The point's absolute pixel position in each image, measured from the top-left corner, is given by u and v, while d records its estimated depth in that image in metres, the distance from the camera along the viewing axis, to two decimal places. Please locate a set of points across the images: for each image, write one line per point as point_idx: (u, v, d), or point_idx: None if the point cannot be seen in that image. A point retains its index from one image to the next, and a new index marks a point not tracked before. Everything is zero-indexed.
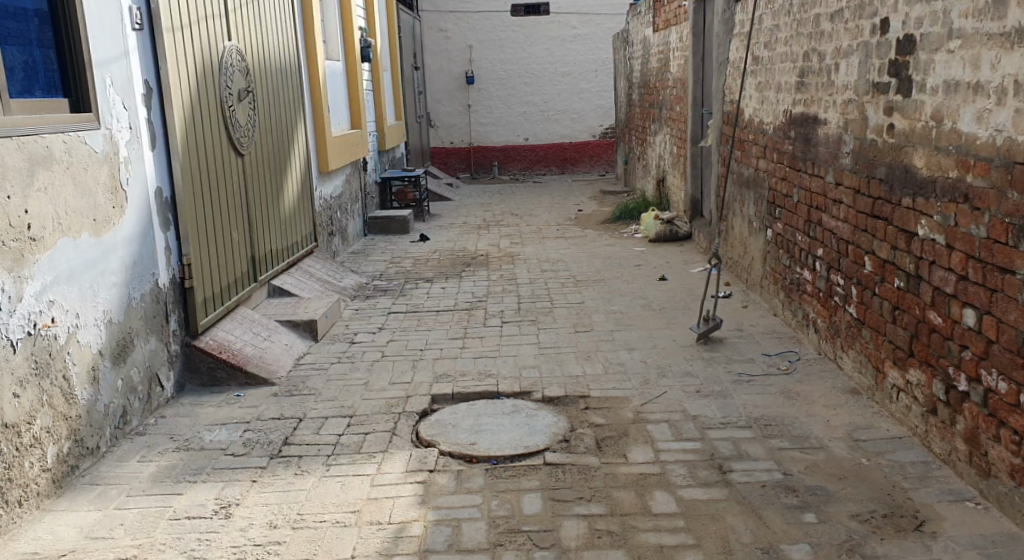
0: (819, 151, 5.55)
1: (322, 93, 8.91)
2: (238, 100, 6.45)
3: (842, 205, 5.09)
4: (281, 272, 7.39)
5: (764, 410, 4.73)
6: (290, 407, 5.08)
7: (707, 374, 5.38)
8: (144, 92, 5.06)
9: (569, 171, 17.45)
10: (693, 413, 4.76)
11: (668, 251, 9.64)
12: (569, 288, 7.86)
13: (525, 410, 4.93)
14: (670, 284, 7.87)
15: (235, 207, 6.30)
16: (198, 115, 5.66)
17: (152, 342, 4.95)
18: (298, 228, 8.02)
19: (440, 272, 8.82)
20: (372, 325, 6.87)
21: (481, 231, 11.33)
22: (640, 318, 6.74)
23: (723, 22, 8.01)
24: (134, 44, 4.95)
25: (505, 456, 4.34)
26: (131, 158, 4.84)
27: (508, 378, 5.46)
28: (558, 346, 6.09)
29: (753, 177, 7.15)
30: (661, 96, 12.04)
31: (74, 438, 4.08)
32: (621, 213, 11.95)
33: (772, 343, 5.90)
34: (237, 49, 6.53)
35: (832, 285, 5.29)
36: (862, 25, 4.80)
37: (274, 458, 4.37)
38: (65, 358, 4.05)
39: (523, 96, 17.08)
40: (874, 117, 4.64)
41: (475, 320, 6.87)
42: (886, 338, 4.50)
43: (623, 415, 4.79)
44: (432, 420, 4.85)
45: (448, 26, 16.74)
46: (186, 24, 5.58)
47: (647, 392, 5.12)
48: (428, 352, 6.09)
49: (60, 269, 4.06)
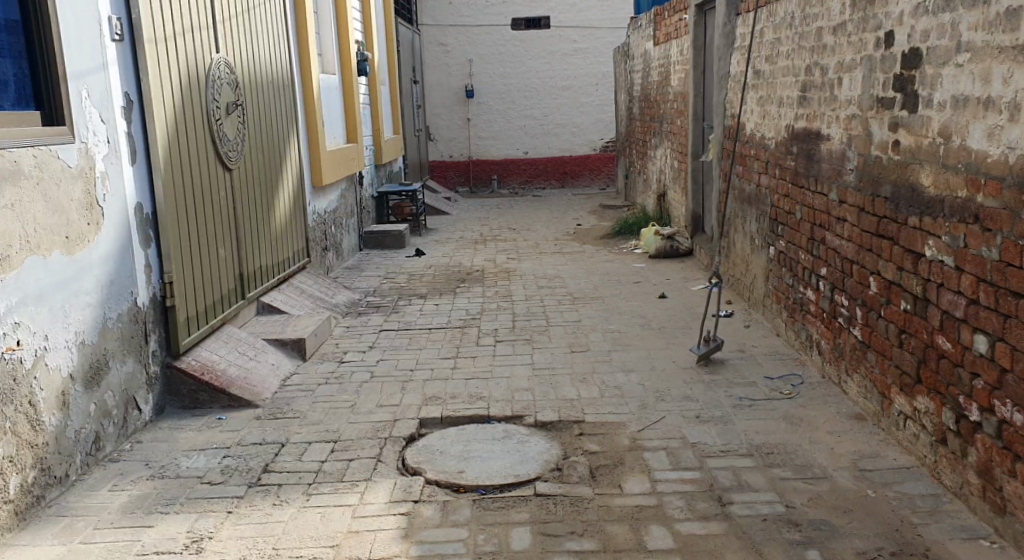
0: (821, 168, 5.38)
1: (316, 106, 8.74)
2: (227, 113, 6.28)
3: (846, 223, 4.91)
4: (271, 289, 7.21)
5: (766, 437, 4.53)
6: (273, 431, 4.89)
7: (707, 398, 5.18)
8: (124, 105, 4.89)
9: (569, 184, 17.29)
10: (692, 440, 4.56)
11: (668, 267, 9.46)
12: (565, 306, 7.67)
13: (516, 436, 4.74)
14: (670, 302, 7.68)
15: (222, 223, 6.12)
16: (182, 130, 5.49)
17: (129, 364, 4.77)
18: (290, 244, 7.85)
19: (434, 288, 8.65)
20: (362, 344, 6.68)
21: (478, 246, 11.16)
22: (638, 338, 6.55)
23: (724, 35, 7.85)
24: (113, 56, 4.78)
25: (493, 486, 4.14)
26: (109, 173, 4.67)
27: (500, 401, 5.26)
28: (552, 367, 5.91)
29: (755, 193, 6.96)
30: (662, 110, 11.87)
31: (40, 467, 3.94)
32: (620, 228, 11.79)
33: (774, 365, 5.71)
34: (227, 62, 6.37)
35: (836, 305, 5.10)
36: (865, 38, 4.63)
37: (253, 487, 4.19)
38: (31, 384, 3.90)
39: (523, 110, 16.95)
40: (878, 133, 4.47)
41: (468, 339, 6.69)
42: (892, 363, 4.30)
43: (619, 442, 4.60)
44: (420, 446, 4.66)
45: (448, 40, 16.61)
46: (171, 36, 5.42)
47: (644, 418, 4.92)
48: (419, 373, 5.90)
49: (27, 289, 3.92)
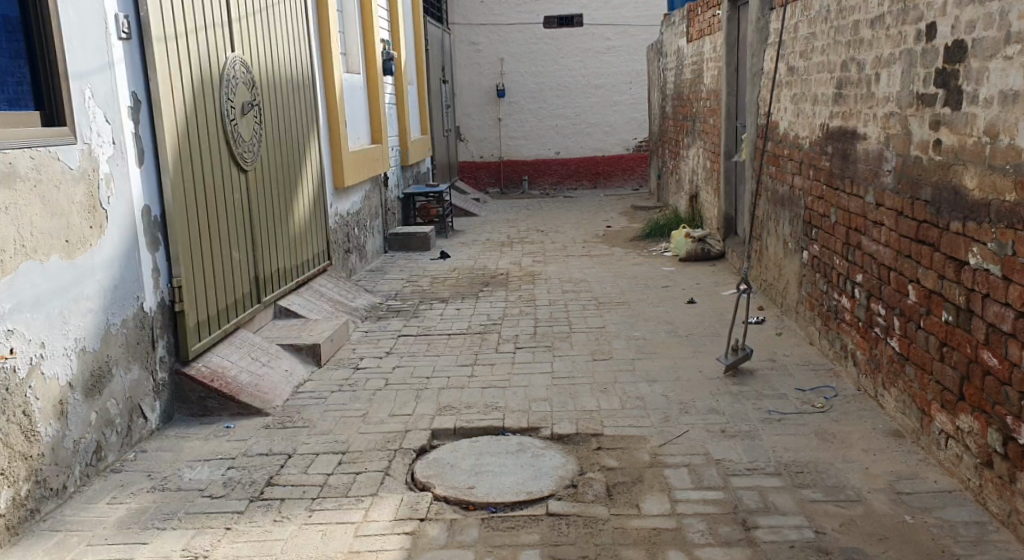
0: (857, 168, 5.11)
1: (339, 106, 8.59)
2: (242, 114, 6.12)
3: (883, 228, 4.65)
4: (289, 292, 7.05)
5: (795, 455, 4.28)
6: (281, 441, 4.72)
7: (734, 411, 4.93)
8: (131, 105, 4.74)
9: (600, 185, 17.03)
10: (716, 457, 4.32)
11: (699, 271, 9.20)
12: (590, 312, 7.44)
13: (531, 449, 4.53)
14: (700, 308, 7.42)
15: (237, 225, 5.96)
16: (194, 130, 5.32)
17: (134, 371, 4.62)
18: (310, 246, 7.68)
19: (457, 292, 8.46)
20: (379, 349, 6.51)
21: (505, 248, 10.97)
22: (664, 346, 6.30)
23: (757, 31, 7.58)
24: (120, 54, 4.62)
25: (504, 504, 3.95)
26: (114, 175, 4.51)
27: (516, 411, 5.06)
28: (574, 376, 5.69)
29: (789, 195, 6.68)
30: (694, 109, 11.58)
31: (35, 480, 3.82)
32: (651, 230, 11.52)
33: (807, 377, 5.43)
34: (243, 61, 6.20)
35: (873, 314, 4.83)
36: (905, 31, 4.36)
37: (254, 502, 4.04)
38: (26, 393, 3.78)
39: (554, 109, 16.72)
40: (918, 132, 4.19)
41: (488, 345, 6.48)
42: (933, 378, 4.03)
43: (639, 458, 4.37)
44: (431, 459, 4.46)
45: (479, 39, 16.45)
46: (183, 34, 5.26)
47: (666, 432, 4.68)
48: (435, 381, 5.71)
49: (23, 296, 3.79)
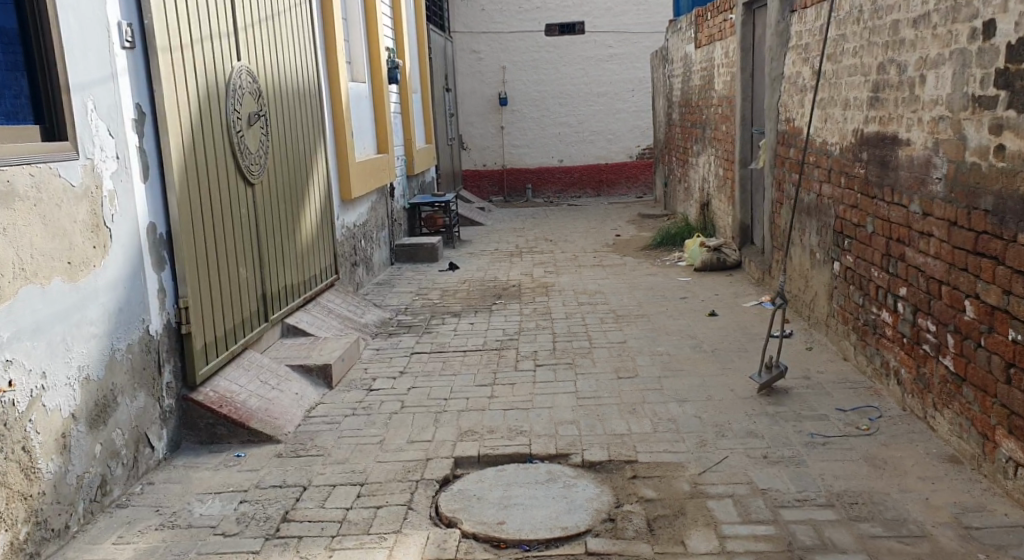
0: (899, 175, 4.85)
1: (344, 115, 8.30)
2: (247, 124, 5.83)
3: (931, 239, 4.43)
4: (296, 309, 6.76)
5: (846, 484, 4.05)
6: (295, 471, 4.44)
7: (774, 434, 4.66)
8: (136, 117, 4.44)
9: (605, 193, 16.78)
10: (761, 487, 4.08)
11: (716, 281, 8.94)
12: (609, 326, 7.17)
13: (562, 479, 4.27)
14: (722, 320, 7.16)
15: (243, 240, 5.68)
16: (199, 143, 5.03)
17: (140, 399, 4.32)
18: (316, 260, 7.39)
19: (468, 306, 8.19)
20: (392, 369, 6.24)
21: (514, 258, 10.70)
22: (690, 362, 6.05)
23: (777, 34, 7.33)
24: (124, 64, 4.33)
25: (538, 541, 3.72)
26: (118, 191, 4.22)
27: (542, 436, 4.79)
28: (599, 396, 5.42)
29: (816, 203, 6.40)
30: (704, 115, 11.32)
31: (35, 521, 3.54)
32: (662, 238, 11.26)
33: (846, 395, 5.16)
34: (248, 70, 5.91)
35: (920, 330, 4.59)
36: (957, 30, 4.19)
37: (270, 541, 3.77)
38: (26, 427, 3.50)
39: (558, 117, 16.48)
40: (975, 138, 4.04)
41: (505, 363, 6.21)
42: (997, 401, 3.88)
43: (678, 488, 4.11)
44: (455, 490, 4.20)
45: (482, 47, 16.20)
46: (187, 42, 4.97)
47: (704, 458, 4.42)
48: (453, 402, 5.45)
49: (23, 323, 3.52)
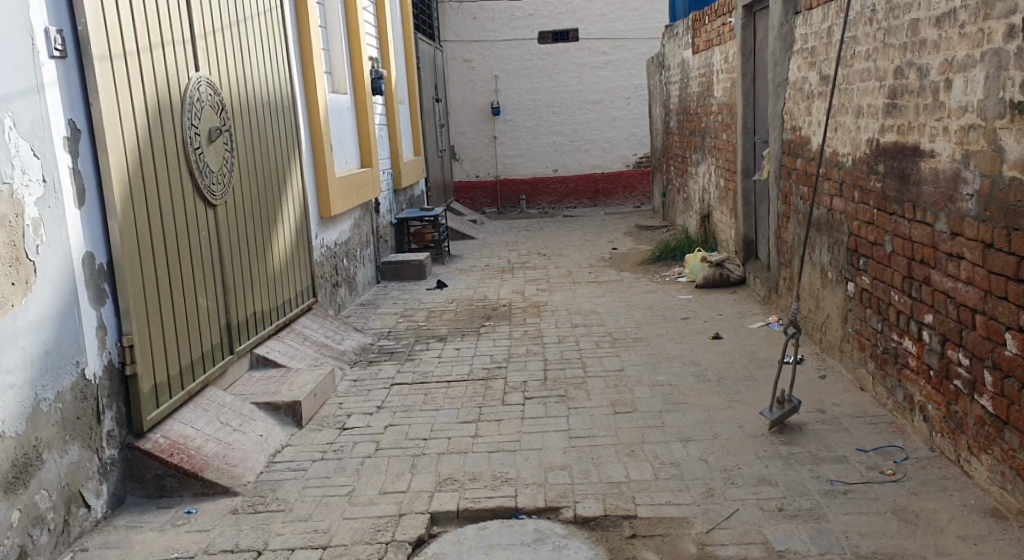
0: (922, 191, 4.38)
1: (322, 129, 7.80)
2: (209, 141, 5.34)
3: (963, 261, 3.96)
4: (268, 337, 6.24)
5: (874, 544, 3.58)
6: (250, 532, 3.96)
7: (789, 481, 4.16)
8: (69, 135, 3.96)
9: (601, 203, 16.27)
10: (777, 548, 3.60)
11: (719, 298, 8.44)
12: (605, 351, 6.67)
13: (552, 539, 3.78)
14: (726, 344, 6.66)
15: (204, 266, 5.17)
16: (148, 162, 4.53)
17: (72, 453, 3.85)
18: (292, 283, 6.89)
19: (455, 328, 7.69)
20: (369, 404, 5.72)
21: (505, 275, 10.20)
22: (694, 394, 5.54)
23: (779, 37, 6.86)
24: (52, 75, 3.85)
25: None
26: (45, 218, 3.76)
27: (530, 485, 4.29)
28: (593, 434, 4.93)
29: (827, 218, 5.90)
30: (703, 123, 10.86)
31: None
32: (660, 252, 10.77)
33: (866, 432, 4.66)
34: (209, 82, 5.42)
35: (950, 363, 4.10)
36: (990, 28, 3.72)
37: None
38: None
39: (552, 126, 16.02)
40: (1014, 149, 3.57)
41: (492, 396, 5.72)
42: None
43: (683, 551, 3.64)
44: (429, 556, 3.73)
45: (473, 56, 15.75)
46: (132, 51, 4.49)
47: (713, 511, 3.93)
48: (432, 443, 4.94)
49: None
